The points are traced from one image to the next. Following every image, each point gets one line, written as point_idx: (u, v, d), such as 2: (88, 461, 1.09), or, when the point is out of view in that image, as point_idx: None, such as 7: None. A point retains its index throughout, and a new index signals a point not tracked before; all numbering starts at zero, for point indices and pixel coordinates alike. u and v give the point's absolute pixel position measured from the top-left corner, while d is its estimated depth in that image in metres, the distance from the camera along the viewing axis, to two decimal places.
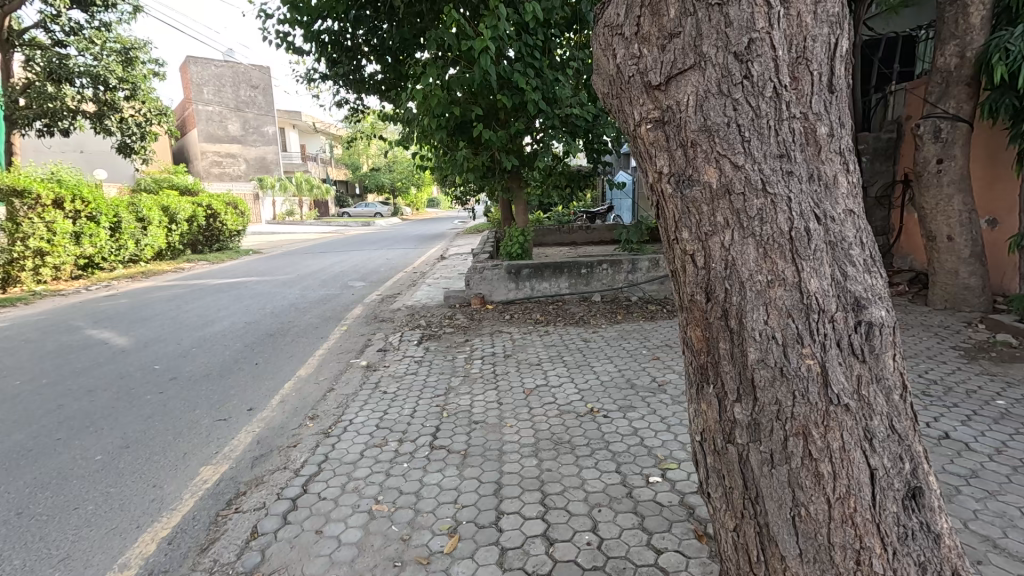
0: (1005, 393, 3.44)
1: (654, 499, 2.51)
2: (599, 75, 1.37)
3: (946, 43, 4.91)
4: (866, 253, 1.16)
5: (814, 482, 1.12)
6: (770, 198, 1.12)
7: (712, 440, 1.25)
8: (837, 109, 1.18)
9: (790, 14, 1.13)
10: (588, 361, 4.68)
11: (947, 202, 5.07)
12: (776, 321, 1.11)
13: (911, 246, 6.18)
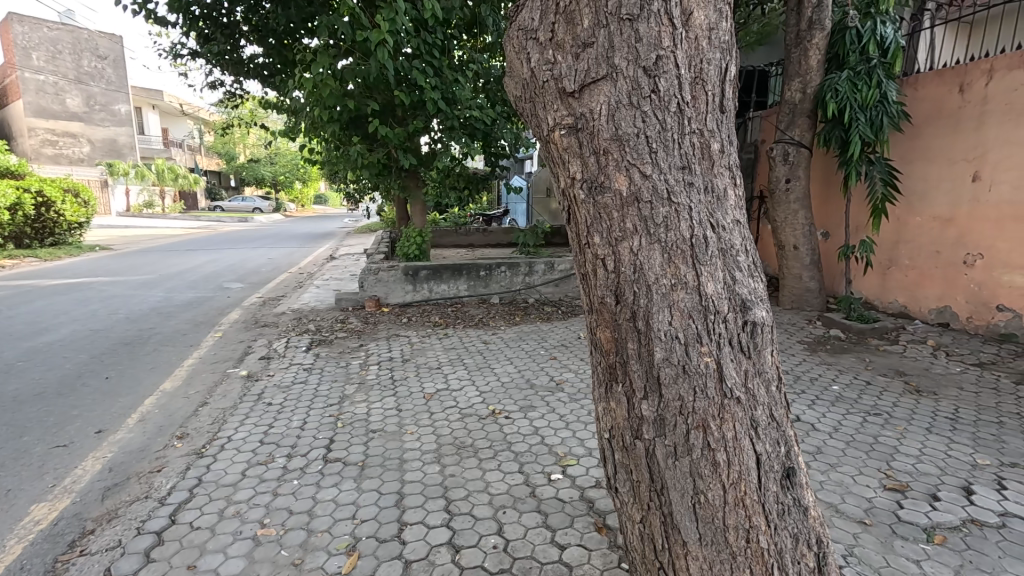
0: (838, 380, 4.08)
1: (556, 496, 2.58)
2: (512, 78, 1.37)
3: (792, 79, 5.69)
4: (750, 259, 1.29)
5: (711, 470, 1.21)
6: (674, 206, 1.19)
7: (621, 437, 1.31)
8: (727, 128, 1.30)
9: (690, 37, 1.22)
10: (488, 362, 4.70)
11: (793, 217, 5.90)
12: (679, 322, 1.19)
13: (766, 253, 7.12)
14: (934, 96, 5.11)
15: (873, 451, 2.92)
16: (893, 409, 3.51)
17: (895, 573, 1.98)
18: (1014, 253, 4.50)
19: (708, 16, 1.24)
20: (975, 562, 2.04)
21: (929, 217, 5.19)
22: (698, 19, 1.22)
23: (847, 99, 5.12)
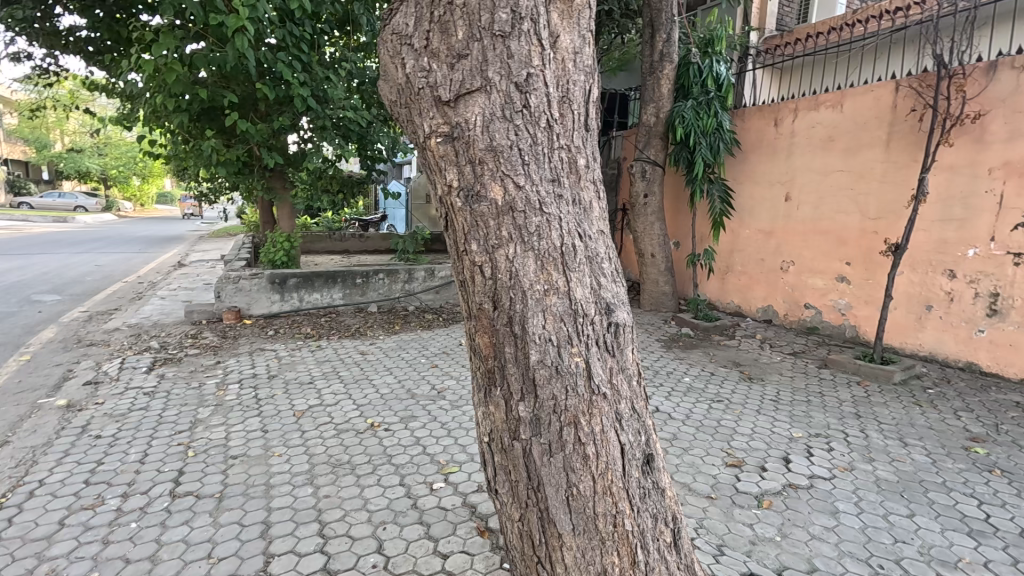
0: (689, 372, 4.61)
1: (438, 506, 2.55)
2: (386, 82, 1.35)
3: (648, 104, 6.33)
4: (613, 266, 1.40)
5: (582, 463, 1.29)
6: (545, 217, 1.26)
7: (499, 439, 1.34)
8: (591, 146, 1.41)
9: (558, 58, 1.30)
10: (366, 374, 4.50)
11: (651, 227, 6.56)
12: (551, 325, 1.26)
13: (629, 262, 7.85)
14: (756, 128, 6.05)
15: (717, 434, 3.34)
16: (732, 396, 4.05)
17: (735, 537, 2.29)
18: (815, 260, 5.47)
19: (573, 41, 1.33)
20: (793, 519, 2.43)
21: (755, 230, 6.11)
22: (564, 42, 1.31)
23: (692, 125, 5.83)
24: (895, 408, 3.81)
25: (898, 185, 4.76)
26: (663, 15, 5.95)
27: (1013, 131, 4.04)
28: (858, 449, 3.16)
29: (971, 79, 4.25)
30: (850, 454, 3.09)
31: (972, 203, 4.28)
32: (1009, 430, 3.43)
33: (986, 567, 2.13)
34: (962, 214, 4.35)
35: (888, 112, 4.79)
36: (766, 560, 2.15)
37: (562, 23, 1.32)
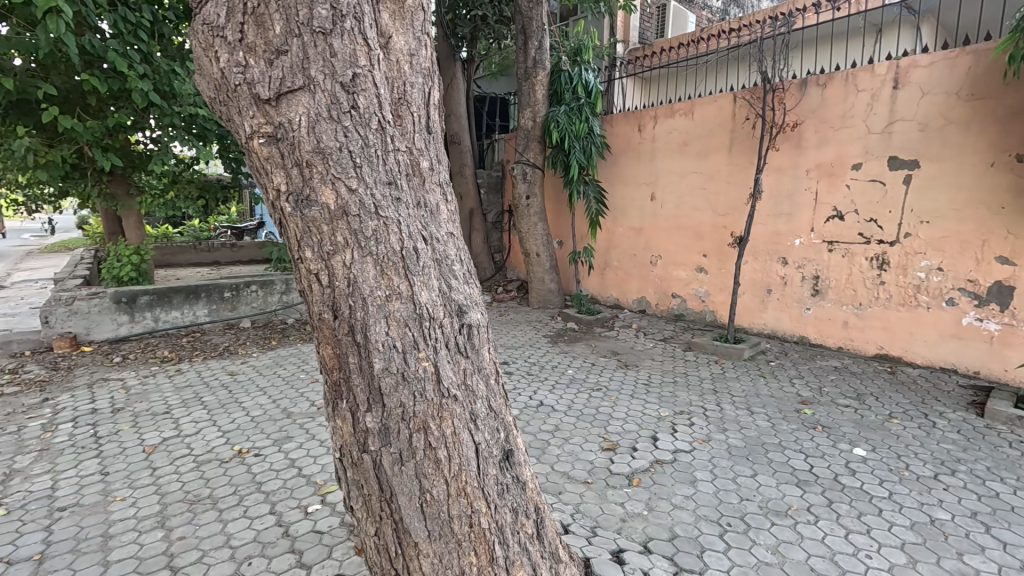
0: (572, 364, 4.84)
1: (312, 529, 2.39)
2: (202, 77, 1.23)
3: (525, 108, 6.53)
4: (465, 268, 1.41)
5: (434, 468, 1.28)
6: (382, 220, 1.23)
7: (349, 453, 1.30)
8: (434, 148, 1.40)
9: (390, 59, 1.28)
10: (236, 396, 4.11)
11: (534, 228, 6.78)
12: (395, 331, 1.23)
13: (517, 261, 8.05)
14: (623, 133, 6.52)
15: (596, 421, 3.54)
16: (610, 384, 4.31)
17: (608, 517, 2.43)
18: (679, 254, 6.03)
19: (408, 43, 1.32)
20: (658, 492, 2.65)
21: (627, 227, 6.58)
22: (398, 44, 1.30)
23: (565, 129, 6.11)
24: (745, 382, 4.31)
25: (740, 185, 5.39)
26: (534, 22, 6.15)
27: (822, 138, 4.77)
28: (714, 421, 3.52)
29: (789, 93, 4.94)
30: (708, 427, 3.43)
31: (795, 200, 4.99)
32: (829, 391, 4.04)
33: (809, 511, 2.48)
34: (788, 209, 5.05)
35: (729, 120, 5.41)
36: (634, 535, 2.31)
37: (394, 24, 1.30)
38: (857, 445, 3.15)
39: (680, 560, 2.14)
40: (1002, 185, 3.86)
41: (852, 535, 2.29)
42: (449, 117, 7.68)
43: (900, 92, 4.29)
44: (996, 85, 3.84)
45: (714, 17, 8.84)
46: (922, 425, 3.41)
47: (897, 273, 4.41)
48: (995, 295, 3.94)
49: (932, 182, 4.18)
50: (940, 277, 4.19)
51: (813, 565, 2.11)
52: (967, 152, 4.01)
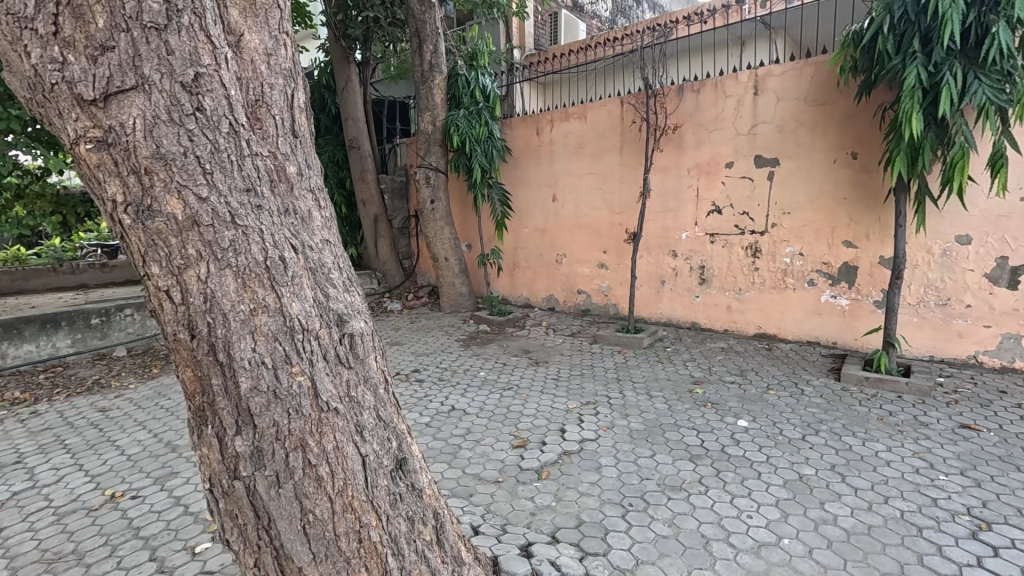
0: (484, 366, 4.87)
1: (200, 571, 2.18)
2: (11, 73, 1.07)
3: (424, 112, 6.46)
4: (344, 275, 1.37)
5: (315, 486, 1.24)
6: (240, 229, 1.15)
7: (219, 482, 1.23)
8: (302, 152, 1.34)
9: (243, 59, 1.21)
10: (109, 434, 3.65)
11: (441, 232, 6.74)
12: (263, 346, 1.17)
13: (426, 266, 7.92)
14: (523, 137, 6.67)
15: (507, 420, 3.58)
16: (520, 382, 4.39)
17: (518, 513, 2.47)
18: (581, 252, 6.28)
19: (264, 42, 1.26)
20: (566, 482, 2.74)
21: (532, 228, 6.74)
22: (251, 43, 1.23)
23: (466, 133, 6.12)
24: (645, 368, 4.59)
25: (632, 184, 5.73)
26: (428, 26, 6.08)
27: (699, 140, 5.21)
28: (617, 408, 3.71)
29: (669, 99, 5.34)
30: (611, 415, 3.61)
31: (680, 197, 5.41)
32: (717, 369, 4.43)
33: (700, 482, 2.69)
34: (674, 206, 5.46)
35: (618, 124, 5.74)
36: (543, 526, 2.36)
37: (245, 22, 1.23)
38: (740, 417, 3.47)
39: (585, 545, 2.22)
40: (843, 179, 4.45)
41: (736, 499, 2.52)
42: (346, 120, 7.41)
43: (761, 98, 4.80)
44: (834, 92, 4.41)
45: (603, 27, 9.36)
46: (792, 393, 3.83)
47: (768, 260, 4.92)
48: (844, 275, 4.53)
49: (790, 178, 4.72)
50: (802, 261, 4.75)
51: (703, 531, 2.29)
52: (815, 150, 4.57)
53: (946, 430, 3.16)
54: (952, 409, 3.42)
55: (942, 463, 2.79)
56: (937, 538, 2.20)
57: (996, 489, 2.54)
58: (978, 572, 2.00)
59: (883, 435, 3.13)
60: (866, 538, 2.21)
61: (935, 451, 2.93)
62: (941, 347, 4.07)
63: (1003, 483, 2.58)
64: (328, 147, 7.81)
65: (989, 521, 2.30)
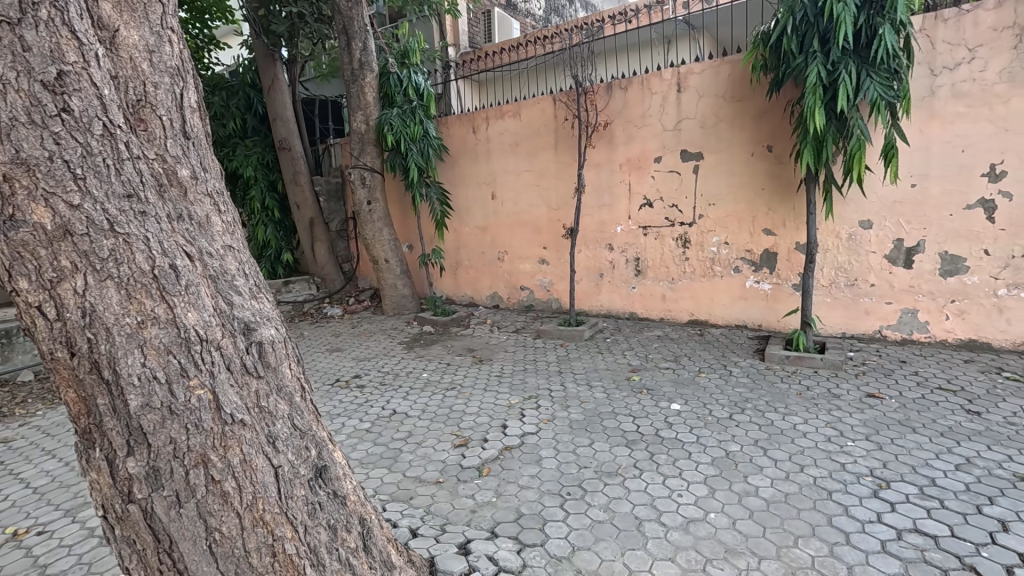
0: (427, 367, 4.83)
1: None
2: None
3: (356, 111, 6.29)
4: (251, 282, 1.33)
5: (221, 503, 1.21)
6: (121, 237, 1.09)
7: (113, 507, 1.18)
8: (197, 153, 1.30)
9: (120, 56, 1.17)
10: (11, 467, 3.33)
11: (380, 234, 6.60)
12: (154, 360, 1.12)
13: (366, 269, 7.74)
14: (459, 136, 6.64)
15: (449, 420, 3.57)
16: (463, 381, 4.38)
17: (458, 512, 2.47)
18: (522, 248, 6.34)
19: (145, 38, 1.21)
20: (506, 477, 2.76)
21: (473, 227, 6.73)
22: (129, 38, 1.19)
23: (399, 132, 5.99)
24: (586, 360, 4.70)
25: (567, 181, 5.84)
26: (356, 22, 5.90)
27: (628, 136, 5.38)
28: (558, 400, 3.78)
29: (599, 96, 5.49)
30: (552, 407, 3.67)
31: (613, 192, 5.57)
32: (653, 356, 4.61)
33: (634, 466, 2.80)
34: (608, 201, 5.61)
35: (552, 122, 5.83)
36: (482, 523, 2.38)
37: (121, 16, 1.18)
38: (674, 401, 3.63)
39: (523, 537, 2.26)
40: (760, 171, 4.73)
41: (668, 480, 2.64)
42: (274, 120, 7.10)
43: (683, 95, 5.01)
44: (748, 89, 4.67)
45: (537, 25, 9.45)
46: (721, 375, 4.05)
47: (696, 249, 5.16)
48: (765, 261, 4.82)
49: (713, 171, 4.96)
50: (726, 250, 5.01)
51: (636, 513, 2.38)
52: (735, 144, 4.83)
53: (854, 400, 3.43)
54: (860, 381, 3.72)
55: (851, 430, 3.04)
56: (844, 500, 2.39)
57: (895, 450, 2.78)
58: (877, 527, 2.19)
59: (801, 408, 3.36)
60: (783, 505, 2.37)
61: (845, 419, 3.18)
62: (851, 324, 4.41)
63: (901, 445, 2.83)
64: (256, 148, 7.45)
65: (888, 480, 2.52)
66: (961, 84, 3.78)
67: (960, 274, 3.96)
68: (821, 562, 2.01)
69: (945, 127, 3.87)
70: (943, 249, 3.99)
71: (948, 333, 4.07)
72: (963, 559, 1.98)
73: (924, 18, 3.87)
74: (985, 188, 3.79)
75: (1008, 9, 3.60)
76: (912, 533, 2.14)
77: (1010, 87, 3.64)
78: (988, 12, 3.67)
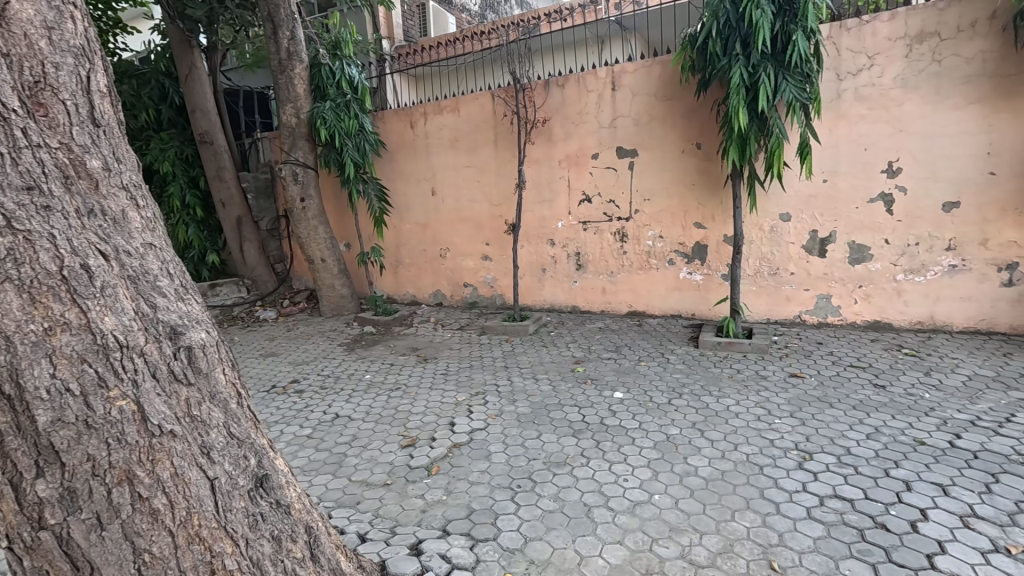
0: (370, 368, 4.69)
1: None
2: None
3: (285, 104, 5.98)
4: (177, 282, 1.25)
5: (151, 521, 1.13)
6: (21, 235, 1.00)
7: (20, 536, 1.06)
8: (108, 143, 1.19)
9: (14, 33, 1.05)
10: None
11: (315, 232, 6.33)
12: (67, 370, 1.02)
13: (301, 269, 7.41)
14: (396, 130, 6.49)
15: (395, 421, 3.49)
16: (408, 380, 4.29)
17: (408, 513, 2.43)
18: (464, 245, 6.31)
19: (41, 13, 1.09)
20: (456, 474, 2.74)
21: (413, 224, 6.61)
22: (22, 13, 1.07)
23: (336, 127, 5.74)
24: (531, 354, 4.75)
25: (508, 177, 5.86)
26: (282, 10, 5.61)
27: (566, 133, 5.48)
28: (505, 395, 3.80)
29: (537, 93, 5.54)
30: (500, 402, 3.68)
31: (553, 187, 5.65)
32: (596, 347, 4.73)
33: (582, 455, 2.86)
34: (548, 197, 5.69)
35: (491, 118, 5.83)
36: (433, 522, 2.35)
37: None
38: (616, 390, 3.74)
39: (476, 532, 2.25)
40: (691, 167, 4.97)
41: (614, 466, 2.72)
42: (194, 112, 6.60)
43: (618, 93, 5.15)
44: (678, 89, 4.89)
45: (473, 21, 9.39)
46: (659, 362, 4.22)
47: (634, 243, 5.34)
48: (697, 253, 5.07)
49: (648, 168, 5.15)
50: (661, 243, 5.22)
51: (585, 501, 2.44)
52: (667, 142, 5.04)
53: (780, 381, 3.69)
54: (784, 363, 4.00)
55: (777, 408, 3.26)
56: (774, 473, 2.57)
57: (816, 425, 3.02)
58: (803, 496, 2.37)
59: (733, 391, 3.58)
60: (720, 483, 2.51)
61: (772, 399, 3.41)
62: (774, 310, 4.75)
63: (821, 420, 3.08)
64: (174, 141, 6.92)
65: (811, 452, 2.73)
66: (863, 89, 4.15)
67: (865, 262, 4.35)
68: (755, 532, 2.15)
69: (851, 128, 4.23)
70: (852, 239, 4.37)
71: (857, 316, 4.47)
72: (876, 519, 2.19)
73: (831, 27, 4.21)
74: (885, 184, 4.19)
75: (901, 21, 3.98)
76: (833, 499, 2.33)
77: (904, 92, 4.04)
78: (884, 23, 4.04)
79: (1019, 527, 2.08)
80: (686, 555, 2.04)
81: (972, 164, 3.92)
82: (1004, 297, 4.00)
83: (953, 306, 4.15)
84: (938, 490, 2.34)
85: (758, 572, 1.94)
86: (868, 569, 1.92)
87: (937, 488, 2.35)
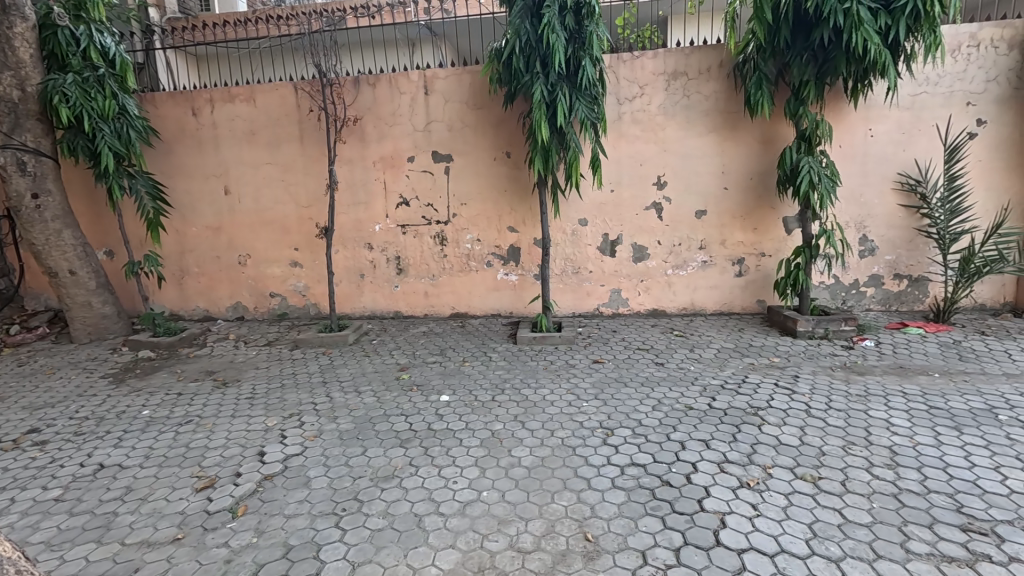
0: (148, 403, 3.85)
1: None
2: None
3: None
4: None
5: None
6: None
7: None
8: None
9: None
10: None
11: (57, 237, 4.99)
12: None
13: (39, 285, 5.82)
14: (173, 116, 5.50)
15: (186, 460, 2.95)
16: (202, 410, 3.67)
17: (207, 568, 2.07)
18: (268, 250, 5.65)
19: None
20: (268, 511, 2.43)
21: (201, 227, 5.68)
22: None
23: (82, 106, 4.54)
24: (352, 365, 4.48)
25: (316, 176, 5.43)
26: None
27: (380, 133, 5.31)
28: (324, 413, 3.51)
29: (345, 89, 5.26)
30: (318, 422, 3.38)
31: (368, 189, 5.42)
32: (421, 352, 4.69)
33: (410, 464, 2.80)
34: (363, 199, 5.45)
35: (294, 111, 5.33)
36: (241, 572, 2.04)
37: None
38: (442, 393, 3.76)
39: (295, 571, 2.03)
40: (502, 174, 5.25)
41: (443, 470, 2.72)
42: None
43: (431, 98, 5.18)
44: (487, 99, 5.11)
45: None
46: (482, 361, 4.38)
47: (453, 246, 5.44)
48: (512, 255, 5.39)
49: (463, 173, 5.29)
50: (479, 246, 5.41)
51: (416, 511, 2.39)
52: (479, 148, 5.23)
53: (585, 367, 4.14)
54: (588, 351, 4.51)
55: (585, 393, 3.65)
56: (584, 452, 2.86)
57: (615, 403, 3.47)
58: (608, 468, 2.69)
59: (547, 380, 3.90)
60: (541, 469, 2.70)
61: (580, 384, 3.81)
62: (578, 305, 5.32)
63: (619, 398, 3.54)
64: None
65: (612, 428, 3.13)
66: (637, 113, 4.91)
67: (644, 260, 5.15)
68: (572, 509, 2.36)
69: (629, 145, 4.96)
70: (635, 241, 5.13)
71: (640, 306, 5.27)
72: (663, 477, 2.60)
73: (610, 58, 4.87)
74: (656, 194, 5.01)
75: (661, 59, 4.80)
76: (630, 467, 2.70)
77: (665, 119, 4.89)
78: (649, 60, 4.82)
79: (754, 464, 2.68)
80: (514, 544, 2.14)
81: (712, 180, 4.93)
82: (737, 285, 5.12)
83: (706, 293, 5.17)
84: (703, 445, 2.89)
85: (576, 545, 2.13)
86: (659, 522, 2.26)
87: (702, 444, 2.90)
